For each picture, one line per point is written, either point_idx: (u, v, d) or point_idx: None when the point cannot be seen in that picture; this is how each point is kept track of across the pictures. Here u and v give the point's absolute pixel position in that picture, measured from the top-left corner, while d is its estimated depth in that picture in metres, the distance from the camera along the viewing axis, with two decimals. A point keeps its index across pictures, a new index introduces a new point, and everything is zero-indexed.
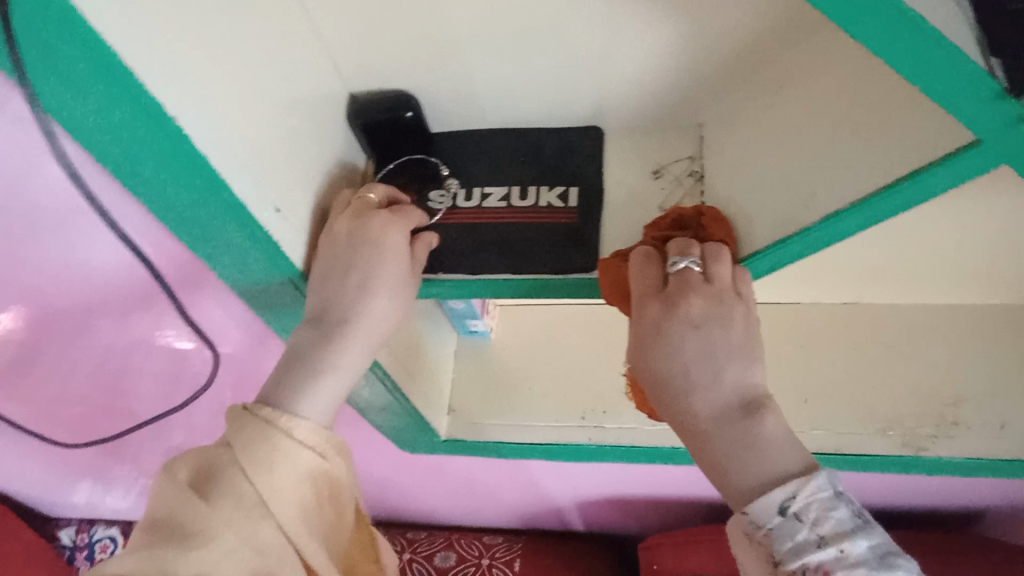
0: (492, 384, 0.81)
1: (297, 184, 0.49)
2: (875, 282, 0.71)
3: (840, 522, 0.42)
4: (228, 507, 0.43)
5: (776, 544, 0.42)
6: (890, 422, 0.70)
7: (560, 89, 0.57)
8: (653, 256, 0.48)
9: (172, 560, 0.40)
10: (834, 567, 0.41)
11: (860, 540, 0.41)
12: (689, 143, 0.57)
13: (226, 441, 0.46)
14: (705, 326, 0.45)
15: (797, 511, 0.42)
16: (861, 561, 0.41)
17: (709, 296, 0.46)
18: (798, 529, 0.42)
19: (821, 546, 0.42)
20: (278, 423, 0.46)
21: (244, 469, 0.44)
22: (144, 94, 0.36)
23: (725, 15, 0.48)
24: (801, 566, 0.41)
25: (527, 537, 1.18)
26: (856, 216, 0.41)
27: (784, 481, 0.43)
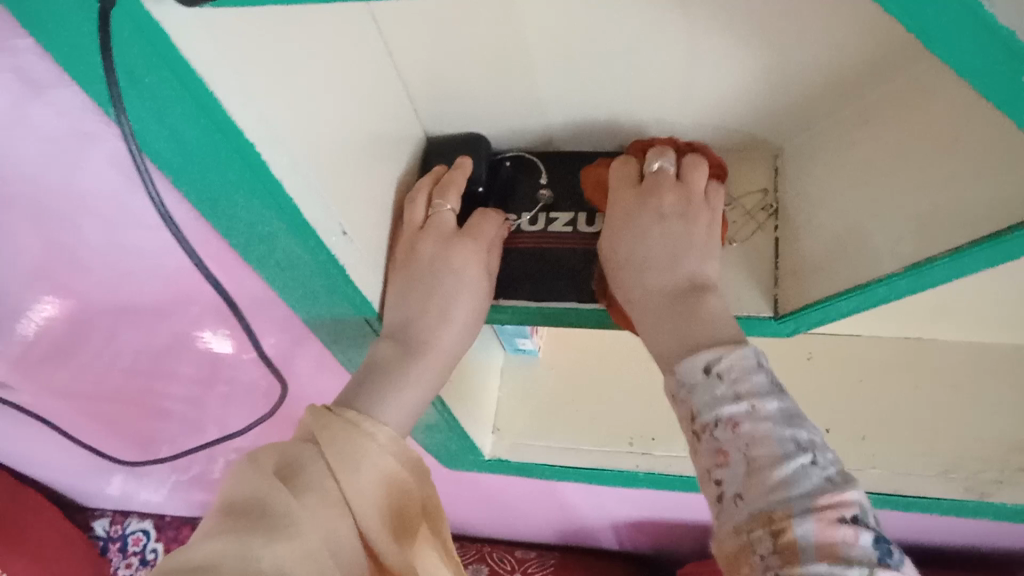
0: (540, 405, 0.80)
1: (364, 206, 0.48)
2: (938, 320, 0.66)
3: (758, 384, 0.39)
4: (314, 504, 0.39)
5: (694, 399, 0.40)
6: (952, 465, 0.68)
7: (632, 108, 0.55)
8: (634, 162, 0.50)
9: (259, 545, 0.35)
10: (744, 420, 0.38)
11: (771, 400, 0.38)
12: (763, 174, 0.56)
13: (310, 437, 0.43)
14: (670, 220, 0.46)
15: (720, 370, 0.40)
16: (770, 418, 0.38)
17: (679, 195, 0.47)
18: (717, 388, 0.39)
19: (734, 402, 0.39)
20: (362, 426, 0.44)
21: (329, 464, 0.41)
22: (227, 121, 0.35)
23: (818, 39, 0.46)
24: (714, 420, 0.39)
25: (561, 552, 1.17)
26: (944, 266, 0.40)
27: (712, 345, 0.41)
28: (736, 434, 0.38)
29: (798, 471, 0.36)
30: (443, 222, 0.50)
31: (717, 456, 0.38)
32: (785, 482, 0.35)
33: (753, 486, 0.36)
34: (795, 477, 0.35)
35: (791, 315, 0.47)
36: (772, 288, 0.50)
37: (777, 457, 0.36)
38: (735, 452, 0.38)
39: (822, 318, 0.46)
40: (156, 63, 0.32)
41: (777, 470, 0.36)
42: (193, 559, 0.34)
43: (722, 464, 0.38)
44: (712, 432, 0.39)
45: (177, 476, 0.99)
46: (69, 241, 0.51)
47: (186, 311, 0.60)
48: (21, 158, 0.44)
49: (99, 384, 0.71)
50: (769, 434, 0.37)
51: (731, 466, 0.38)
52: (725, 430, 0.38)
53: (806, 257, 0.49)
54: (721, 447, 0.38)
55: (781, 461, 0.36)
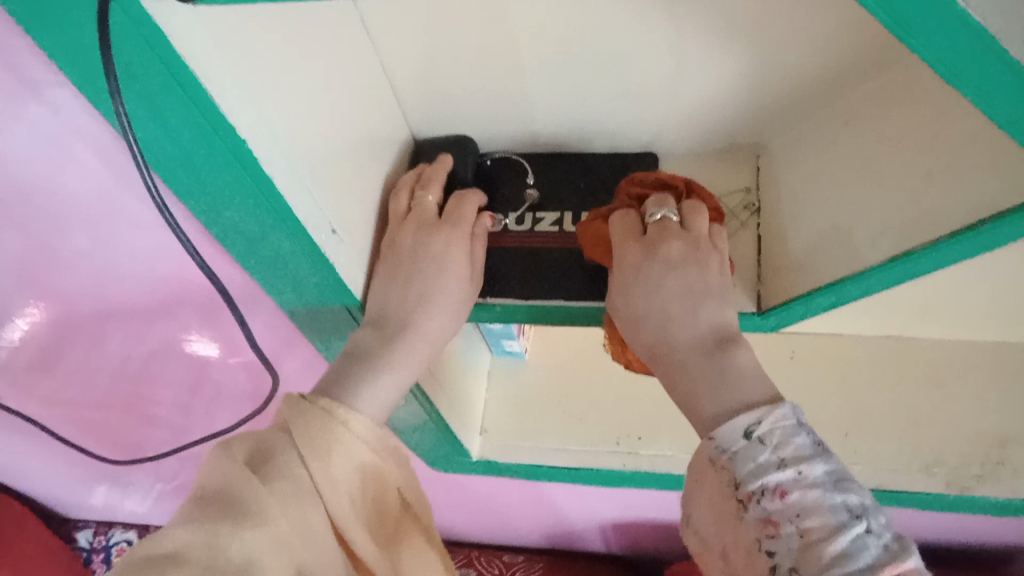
0: (527, 406, 0.80)
1: (354, 205, 0.48)
2: (918, 318, 0.67)
3: (802, 447, 0.37)
4: (285, 494, 0.39)
5: (737, 468, 0.38)
6: (935, 460, 0.70)
7: (616, 110, 0.56)
8: (631, 213, 0.47)
9: (226, 534, 0.35)
10: (791, 487, 0.36)
11: (819, 464, 0.36)
12: (745, 174, 0.57)
13: (284, 427, 0.43)
14: (682, 268, 0.44)
15: (761, 435, 0.38)
16: (819, 483, 0.36)
17: (686, 241, 0.45)
18: (759, 452, 0.38)
19: (781, 469, 0.37)
20: (336, 414, 0.44)
21: (301, 453, 0.41)
22: (221, 119, 0.36)
23: (799, 38, 0.47)
24: (760, 488, 0.37)
25: (549, 557, 1.17)
26: (920, 262, 0.41)
27: (753, 409, 0.40)
28: (784, 503, 0.36)
29: (856, 543, 0.33)
30: (425, 211, 0.51)
31: (764, 528, 0.36)
32: (841, 553, 0.33)
33: (807, 560, 0.33)
34: (852, 548, 0.33)
35: (774, 311, 0.47)
36: (755, 284, 0.51)
37: (832, 526, 0.34)
38: (785, 522, 0.35)
39: (803, 315, 0.47)
40: (148, 56, 0.33)
41: (833, 542, 0.33)
42: (160, 549, 0.34)
43: (772, 536, 0.35)
44: (758, 502, 0.36)
45: (162, 484, 0.98)
46: (57, 241, 0.51)
47: (172, 313, 0.60)
48: (13, 159, 0.44)
49: (83, 390, 0.70)
50: (820, 501, 0.35)
51: (782, 539, 0.35)
52: (772, 499, 0.36)
53: (788, 252, 0.50)
54: (770, 518, 0.36)
55: (837, 531, 0.33)
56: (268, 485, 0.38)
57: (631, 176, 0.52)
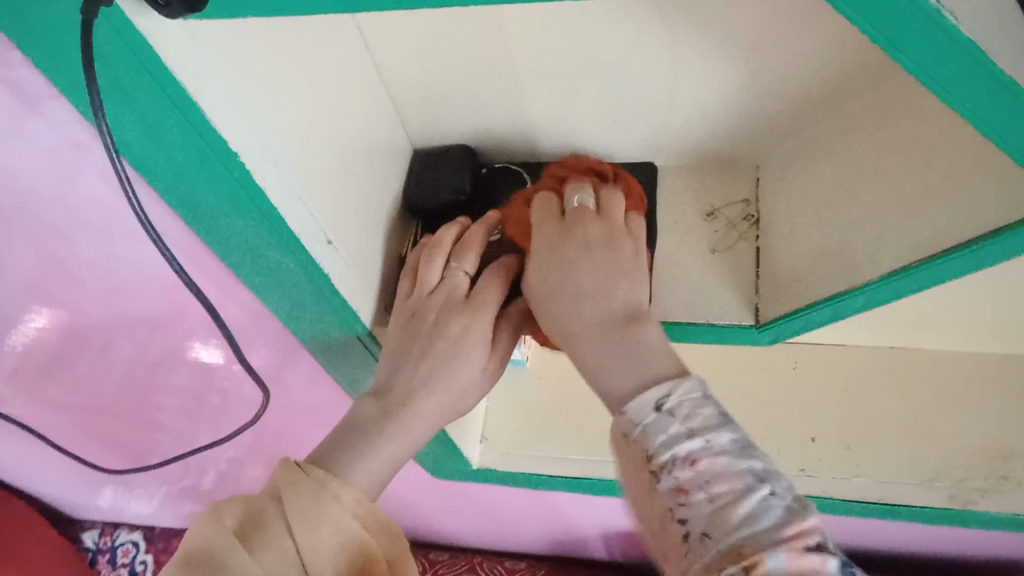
0: (528, 415, 0.80)
1: (349, 216, 0.48)
2: (922, 330, 0.66)
3: (709, 417, 0.38)
4: (270, 561, 0.40)
5: (648, 440, 0.38)
6: (937, 473, 0.69)
7: (614, 120, 0.55)
8: (551, 194, 0.47)
9: None
10: (701, 455, 0.37)
11: (726, 432, 0.38)
12: (745, 186, 0.57)
13: (276, 493, 0.42)
14: (596, 252, 0.43)
15: (670, 408, 0.39)
16: (726, 451, 0.37)
17: (602, 225, 0.44)
18: (669, 424, 0.38)
19: (690, 437, 0.38)
20: (329, 487, 0.42)
21: (290, 527, 0.40)
22: (213, 131, 0.36)
23: (798, 49, 0.46)
24: (670, 458, 0.38)
25: (551, 563, 1.17)
26: (919, 277, 0.41)
27: (654, 381, 0.40)
28: (694, 470, 0.37)
29: (762, 504, 0.35)
30: (454, 286, 0.49)
31: (677, 495, 0.37)
32: (750, 517, 0.35)
33: (718, 524, 0.35)
34: (759, 511, 0.35)
35: (775, 322, 0.47)
36: (753, 297, 0.50)
37: (740, 491, 0.35)
38: (696, 489, 0.36)
39: (804, 326, 0.47)
40: (142, 73, 0.33)
41: (740, 505, 0.35)
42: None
43: (686, 503, 0.37)
44: (669, 471, 0.38)
45: (167, 487, 0.99)
46: (62, 253, 0.52)
47: (174, 324, 0.60)
48: (14, 170, 0.45)
49: (88, 398, 0.71)
50: (728, 468, 0.36)
51: (693, 505, 0.36)
52: (684, 467, 0.37)
53: (788, 267, 0.49)
54: (681, 486, 0.37)
55: (743, 495, 0.35)
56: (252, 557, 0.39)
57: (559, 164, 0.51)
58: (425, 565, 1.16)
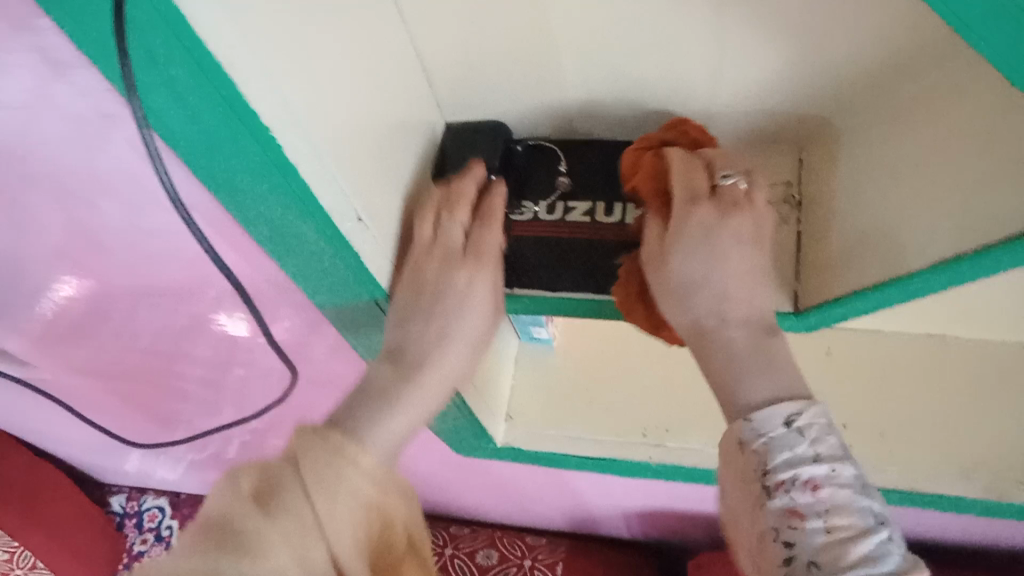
0: (553, 394, 0.79)
1: (382, 190, 0.47)
2: (967, 313, 0.65)
3: (834, 448, 0.39)
4: (288, 527, 0.38)
5: (771, 454, 0.39)
6: (972, 465, 0.67)
7: (651, 93, 0.54)
8: (699, 164, 0.44)
9: (226, 564, 0.36)
10: (823, 483, 0.38)
11: (849, 466, 0.38)
12: (788, 166, 0.55)
13: (293, 459, 0.41)
14: (746, 245, 0.42)
15: (800, 427, 0.39)
16: (848, 485, 0.38)
17: (754, 216, 0.43)
18: (797, 444, 0.38)
19: (816, 463, 0.38)
20: (347, 453, 0.42)
21: (305, 487, 0.39)
22: (243, 104, 0.34)
23: (847, 20, 0.44)
24: (792, 478, 0.38)
25: (572, 540, 1.17)
26: (976, 267, 0.39)
27: (790, 399, 0.40)
28: (815, 496, 0.37)
29: (877, 547, 0.36)
30: (450, 236, 0.48)
31: (789, 517, 0.37)
32: (864, 555, 0.35)
33: (829, 555, 0.36)
34: (873, 552, 0.35)
35: (814, 311, 0.46)
36: (793, 282, 0.49)
37: (858, 529, 0.36)
38: (813, 516, 0.37)
39: (847, 314, 0.45)
40: (162, 25, 0.31)
41: (856, 542, 0.36)
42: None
43: (796, 527, 0.37)
44: (786, 491, 0.38)
45: (193, 455, 0.99)
46: (89, 217, 0.51)
47: (200, 295, 0.59)
48: (41, 141, 0.44)
49: (116, 363, 0.71)
50: (848, 502, 0.37)
51: (805, 530, 0.37)
52: (804, 491, 0.38)
53: (830, 251, 0.48)
54: (796, 509, 0.37)
55: (861, 532, 0.36)
56: (265, 517, 0.38)
57: (680, 122, 0.51)
58: (446, 538, 1.17)
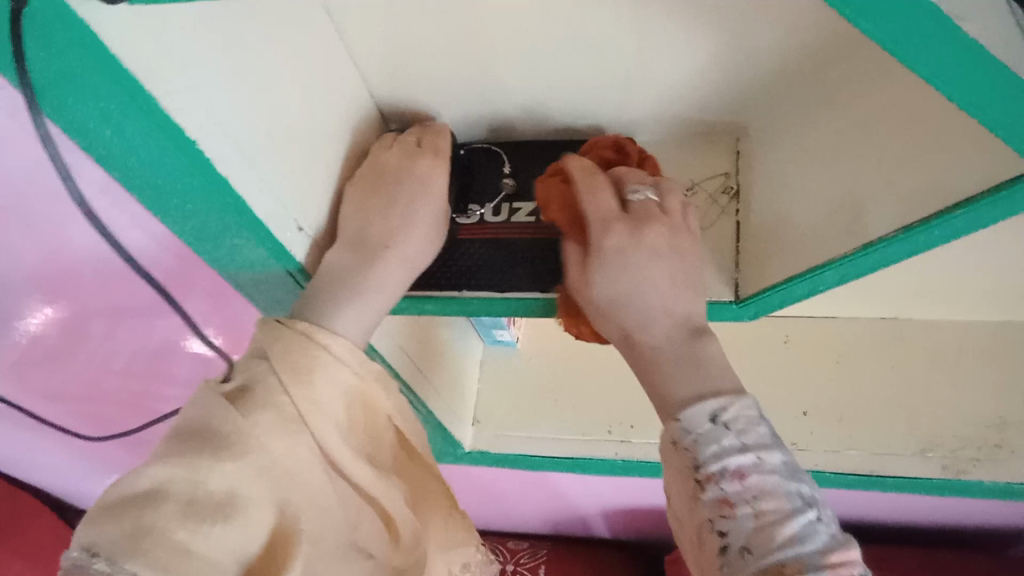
0: (519, 398, 0.80)
1: (317, 190, 0.48)
2: (917, 297, 0.66)
3: (762, 435, 0.38)
4: (275, 419, 0.39)
5: (700, 449, 0.38)
6: (929, 444, 0.68)
7: (585, 103, 0.54)
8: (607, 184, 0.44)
9: (208, 464, 0.36)
10: (751, 471, 0.37)
11: (777, 452, 0.38)
12: (726, 159, 0.55)
13: (261, 353, 0.42)
14: (664, 253, 0.42)
15: (726, 420, 0.38)
16: (776, 470, 0.37)
17: (667, 225, 0.43)
18: (723, 436, 0.38)
19: (742, 452, 0.37)
20: (315, 337, 0.43)
21: (278, 372, 0.41)
22: (168, 120, 0.35)
23: (768, 27, 0.44)
24: (720, 470, 0.37)
25: (554, 541, 1.18)
26: (900, 246, 0.40)
27: (715, 394, 0.40)
28: (742, 485, 0.36)
29: (807, 528, 0.35)
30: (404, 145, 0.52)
31: (720, 508, 0.37)
32: (793, 538, 0.35)
33: (760, 542, 0.35)
34: (802, 534, 0.35)
35: (753, 299, 0.46)
36: (733, 272, 0.50)
37: (786, 512, 0.35)
38: (742, 505, 0.36)
39: (783, 300, 0.45)
40: (79, 49, 0.31)
41: (785, 526, 0.35)
42: (139, 489, 0.34)
43: (728, 517, 0.36)
44: (716, 483, 0.37)
45: None
46: (36, 240, 0.52)
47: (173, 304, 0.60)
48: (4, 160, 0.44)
49: (91, 391, 0.71)
50: (777, 487, 0.36)
51: (736, 519, 0.36)
52: (733, 481, 0.37)
53: (769, 241, 0.49)
54: (727, 500, 0.36)
55: (790, 515, 0.35)
56: (243, 417, 0.38)
57: (591, 142, 0.51)
58: None
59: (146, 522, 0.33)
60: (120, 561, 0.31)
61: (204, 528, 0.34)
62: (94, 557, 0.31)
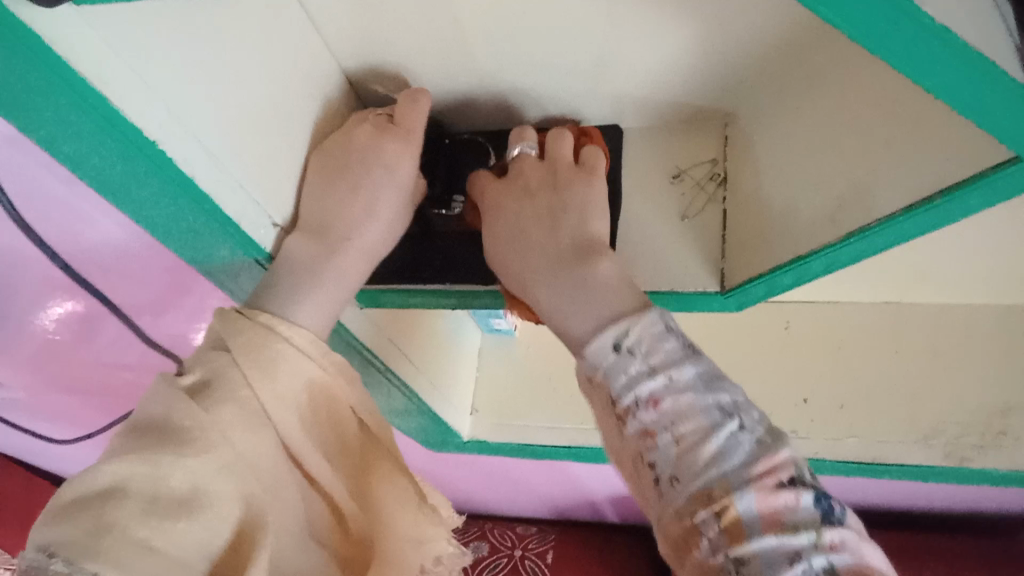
0: (517, 387, 0.80)
1: (288, 183, 0.47)
2: (920, 281, 0.64)
3: (670, 352, 0.38)
4: (236, 415, 0.39)
5: (611, 383, 0.39)
6: (932, 431, 0.66)
7: (564, 92, 0.52)
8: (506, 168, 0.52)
9: (167, 464, 0.35)
10: (663, 395, 0.37)
11: (688, 366, 0.38)
12: (714, 142, 0.53)
13: (221, 343, 0.41)
14: (538, 195, 0.47)
15: (630, 346, 0.39)
16: (691, 387, 0.37)
17: (546, 172, 0.48)
18: (631, 365, 0.38)
19: (652, 377, 0.38)
20: (276, 329, 0.42)
21: (239, 365, 0.40)
22: (118, 113, 0.35)
23: (747, 10, 0.43)
24: (634, 400, 0.38)
25: (562, 526, 1.17)
26: (881, 234, 0.39)
27: (615, 320, 0.40)
28: (658, 411, 0.37)
29: (729, 441, 0.36)
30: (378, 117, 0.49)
31: (644, 438, 0.38)
32: (717, 454, 0.35)
33: (685, 466, 0.36)
34: (727, 448, 0.35)
35: (737, 290, 0.46)
36: (720, 261, 0.48)
37: (706, 429, 0.36)
38: (662, 431, 0.37)
39: (769, 292, 0.45)
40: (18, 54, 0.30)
41: (707, 445, 0.36)
42: (98, 486, 0.34)
43: (652, 447, 0.37)
44: (634, 415, 0.38)
45: None
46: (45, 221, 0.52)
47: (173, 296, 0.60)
48: None
49: (104, 387, 0.71)
50: (693, 405, 0.37)
51: (661, 447, 0.37)
52: (648, 409, 0.37)
53: (755, 229, 0.47)
54: (648, 429, 0.37)
55: (711, 432, 0.36)
56: (204, 410, 0.38)
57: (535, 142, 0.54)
58: None
59: (106, 520, 0.33)
60: (78, 560, 0.31)
61: (166, 525, 0.34)
62: (52, 558, 0.31)
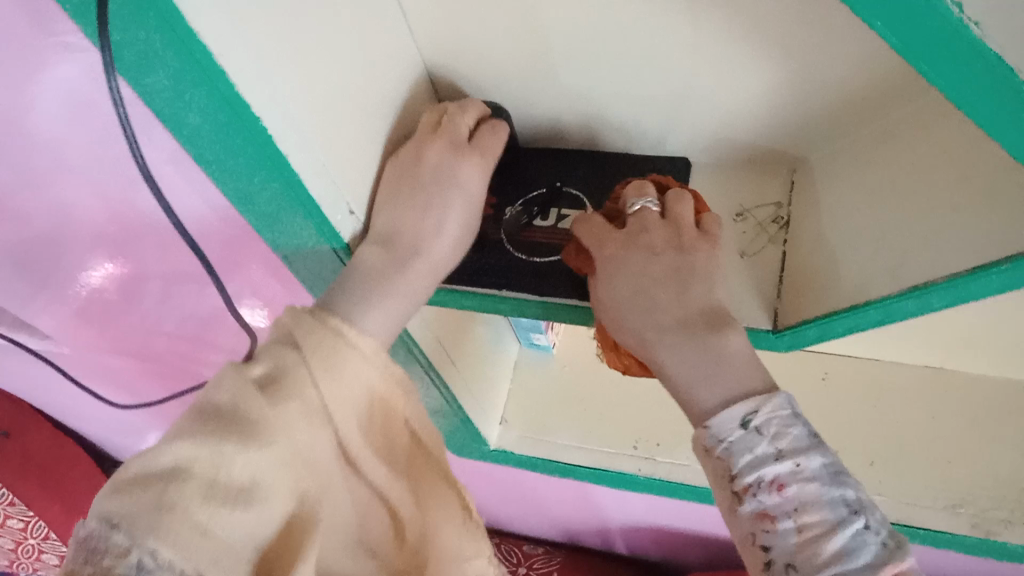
0: (550, 402, 0.80)
1: (366, 176, 0.49)
2: (964, 347, 0.64)
3: (797, 439, 0.39)
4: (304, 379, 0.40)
5: (734, 459, 0.40)
6: (962, 499, 0.66)
7: (644, 114, 0.54)
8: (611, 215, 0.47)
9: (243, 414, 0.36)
10: (788, 480, 0.39)
11: (816, 456, 0.39)
12: (779, 188, 0.55)
13: (288, 339, 0.41)
14: (665, 254, 0.44)
15: (758, 425, 0.40)
16: (816, 477, 0.38)
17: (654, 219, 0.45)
18: (757, 443, 0.40)
19: (777, 460, 0.39)
20: (346, 336, 0.42)
21: (309, 364, 0.40)
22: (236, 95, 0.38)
23: (843, 50, 0.44)
24: (756, 480, 0.39)
25: (569, 551, 1.17)
26: (944, 294, 0.38)
27: (746, 396, 0.41)
28: (782, 495, 0.38)
29: (854, 539, 0.36)
30: (457, 129, 0.50)
31: (762, 519, 0.39)
32: (840, 550, 0.36)
33: (803, 556, 0.37)
34: (851, 545, 0.36)
35: (789, 331, 0.46)
36: (774, 300, 0.49)
37: (831, 523, 0.37)
38: (783, 517, 0.38)
39: (819, 336, 0.45)
40: (135, 10, 0.33)
41: (830, 540, 0.36)
42: (161, 466, 0.33)
43: (769, 530, 0.38)
44: (753, 494, 0.39)
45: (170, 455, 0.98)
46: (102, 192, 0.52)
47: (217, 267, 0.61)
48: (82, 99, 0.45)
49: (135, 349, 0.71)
50: (817, 495, 0.38)
51: (780, 532, 0.38)
52: (769, 492, 0.39)
53: (817, 271, 0.48)
54: (767, 511, 0.39)
55: (835, 527, 0.37)
56: (270, 406, 0.37)
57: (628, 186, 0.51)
58: None
59: (167, 499, 0.32)
60: (139, 537, 0.31)
61: (222, 513, 0.33)
62: (112, 531, 0.31)
